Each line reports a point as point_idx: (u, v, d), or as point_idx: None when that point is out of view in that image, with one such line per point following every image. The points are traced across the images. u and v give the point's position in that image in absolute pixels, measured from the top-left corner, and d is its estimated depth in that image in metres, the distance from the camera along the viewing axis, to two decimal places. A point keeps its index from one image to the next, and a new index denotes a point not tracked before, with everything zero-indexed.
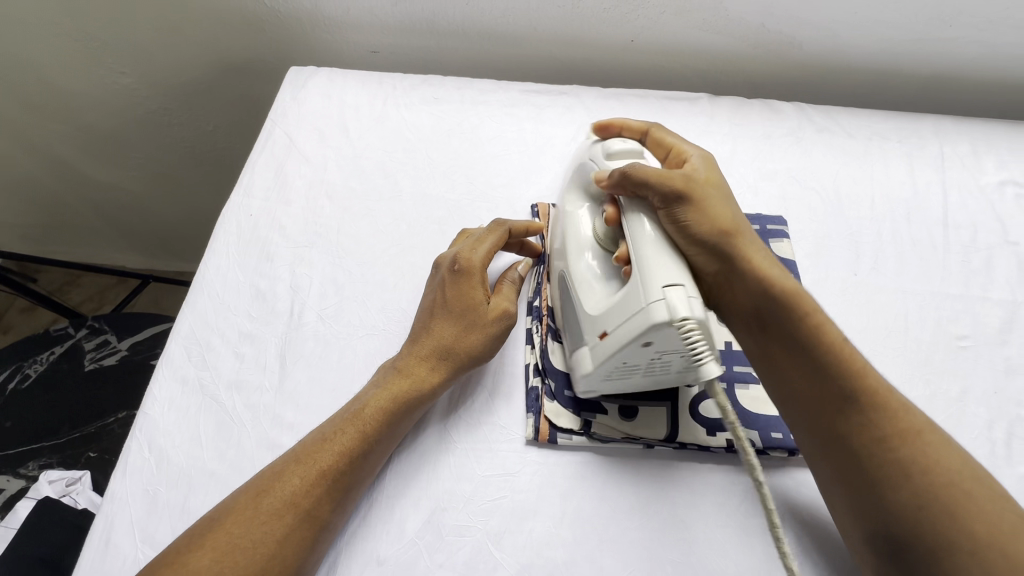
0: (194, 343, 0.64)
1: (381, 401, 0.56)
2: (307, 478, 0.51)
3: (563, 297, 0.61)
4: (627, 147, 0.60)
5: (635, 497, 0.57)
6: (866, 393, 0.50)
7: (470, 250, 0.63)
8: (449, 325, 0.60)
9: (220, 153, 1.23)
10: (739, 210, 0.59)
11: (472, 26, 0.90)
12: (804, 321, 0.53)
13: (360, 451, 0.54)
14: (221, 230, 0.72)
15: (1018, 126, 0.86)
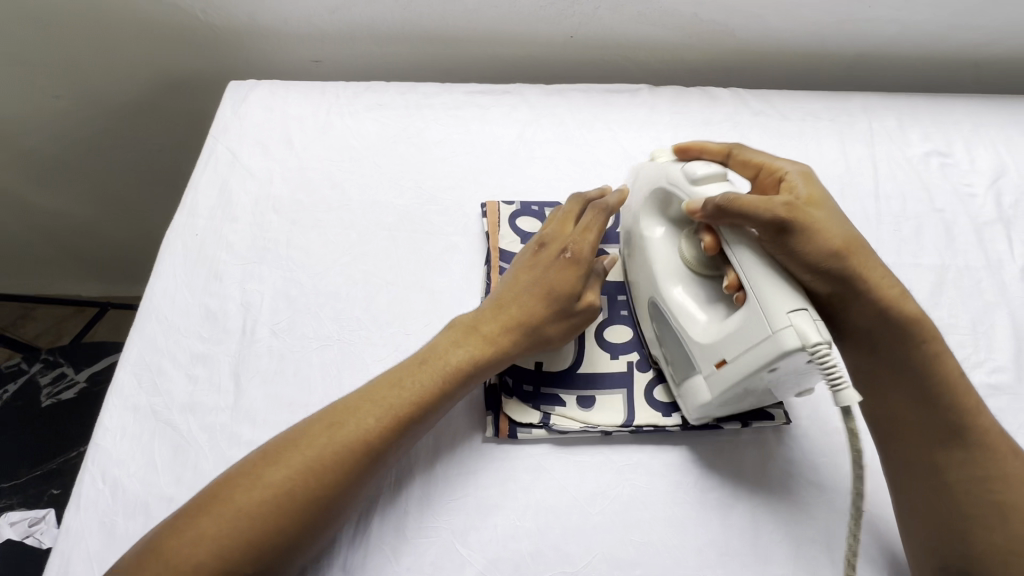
0: (144, 369, 0.63)
1: (456, 364, 0.56)
2: (378, 424, 0.51)
3: (662, 326, 0.61)
4: (714, 173, 0.56)
5: (595, 483, 0.58)
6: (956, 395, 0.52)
7: (581, 239, 0.62)
8: (540, 303, 0.59)
9: (168, 173, 1.19)
10: (850, 224, 0.55)
11: (413, 31, 0.91)
12: (917, 337, 0.53)
13: (429, 406, 0.54)
14: (166, 253, 0.70)
15: (940, 99, 0.90)
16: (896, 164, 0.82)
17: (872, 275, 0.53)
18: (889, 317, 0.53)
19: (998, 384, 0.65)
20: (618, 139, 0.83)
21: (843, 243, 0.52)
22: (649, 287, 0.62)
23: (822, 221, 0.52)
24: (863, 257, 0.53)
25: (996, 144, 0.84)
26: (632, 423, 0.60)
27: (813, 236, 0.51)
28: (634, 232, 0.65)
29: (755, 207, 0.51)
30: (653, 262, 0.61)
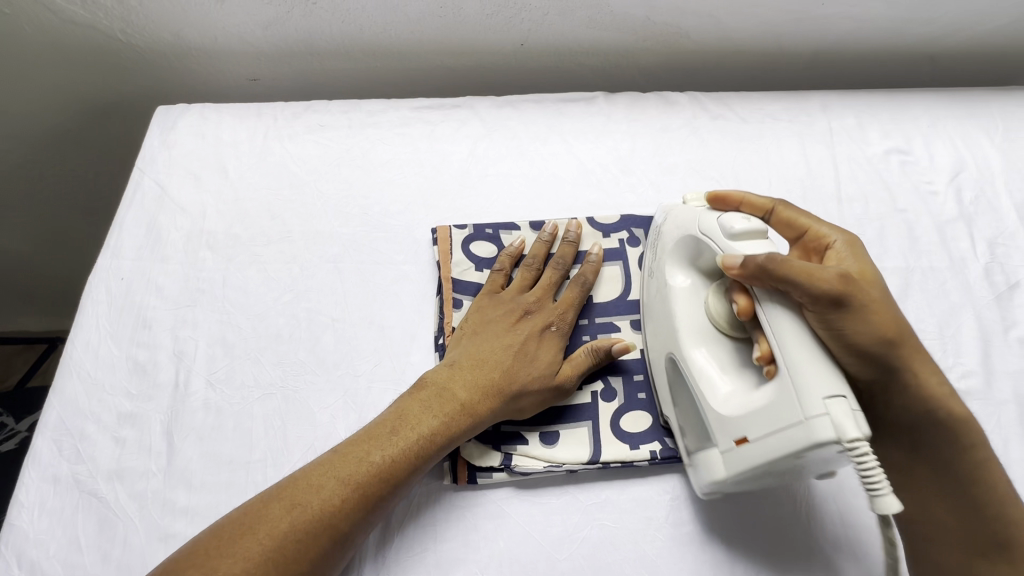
0: (65, 434, 0.57)
1: (432, 432, 0.53)
2: (347, 498, 0.48)
3: (678, 389, 0.56)
4: (755, 229, 0.52)
5: (562, 527, 0.55)
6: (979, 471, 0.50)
7: (563, 312, 0.63)
8: (521, 374, 0.57)
9: (104, 200, 1.11)
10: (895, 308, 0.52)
11: (354, 44, 0.86)
12: (955, 422, 0.50)
13: (405, 473, 0.51)
14: (88, 301, 0.65)
15: (896, 95, 0.89)
16: (857, 165, 0.81)
17: (916, 361, 0.50)
18: (925, 401, 0.50)
19: (967, 391, 0.64)
20: (573, 152, 0.80)
21: (895, 324, 0.49)
22: (666, 343, 0.58)
23: (875, 301, 0.48)
24: (911, 341, 0.50)
25: (955, 139, 0.83)
26: (598, 459, 0.57)
27: (865, 319, 0.47)
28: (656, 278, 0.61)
29: (808, 281, 0.46)
30: (671, 316, 0.58)
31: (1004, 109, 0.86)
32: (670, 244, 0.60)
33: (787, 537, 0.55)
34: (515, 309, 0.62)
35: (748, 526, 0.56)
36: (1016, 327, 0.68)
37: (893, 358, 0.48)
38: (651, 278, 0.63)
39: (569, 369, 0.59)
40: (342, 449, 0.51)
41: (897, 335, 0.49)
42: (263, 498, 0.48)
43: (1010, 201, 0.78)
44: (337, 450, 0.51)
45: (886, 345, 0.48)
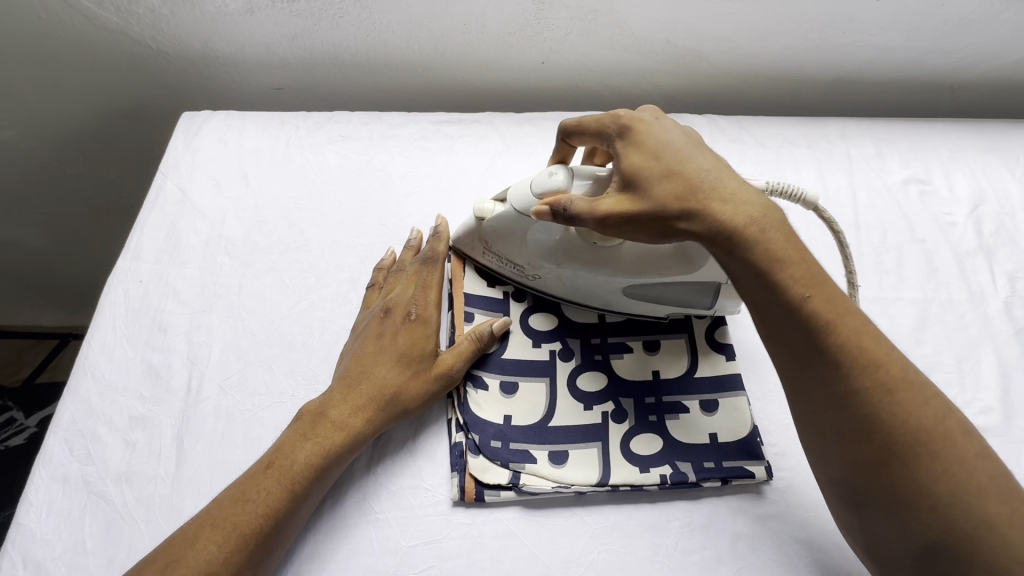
0: (77, 435, 0.57)
1: (314, 450, 0.54)
2: (225, 543, 0.48)
3: (649, 292, 0.63)
4: (562, 177, 0.57)
5: (569, 549, 0.54)
6: (819, 296, 0.47)
7: (423, 302, 0.62)
8: (390, 383, 0.58)
9: (125, 200, 1.13)
10: (683, 162, 0.51)
11: (377, 58, 0.87)
12: (766, 237, 0.48)
13: (284, 509, 0.51)
14: (107, 303, 0.65)
15: (916, 125, 0.89)
16: (875, 193, 0.80)
17: (713, 189, 0.50)
18: (739, 226, 0.48)
19: (988, 426, 0.62)
20: None
21: (668, 170, 0.51)
22: (614, 293, 0.64)
23: (640, 165, 0.52)
24: (693, 171, 0.51)
25: (975, 170, 0.83)
26: (608, 481, 0.57)
27: (646, 195, 0.51)
28: (538, 272, 0.65)
29: (586, 207, 0.54)
30: (596, 280, 0.63)
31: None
32: (506, 243, 0.64)
33: (798, 569, 0.54)
34: (374, 319, 0.62)
35: (759, 557, 0.55)
36: None
37: (695, 204, 0.50)
38: (539, 279, 0.66)
39: (446, 360, 0.60)
40: (225, 496, 0.51)
41: (679, 179, 0.51)
42: (141, 565, 0.47)
43: None
44: (214, 504, 0.51)
45: (676, 197, 0.50)
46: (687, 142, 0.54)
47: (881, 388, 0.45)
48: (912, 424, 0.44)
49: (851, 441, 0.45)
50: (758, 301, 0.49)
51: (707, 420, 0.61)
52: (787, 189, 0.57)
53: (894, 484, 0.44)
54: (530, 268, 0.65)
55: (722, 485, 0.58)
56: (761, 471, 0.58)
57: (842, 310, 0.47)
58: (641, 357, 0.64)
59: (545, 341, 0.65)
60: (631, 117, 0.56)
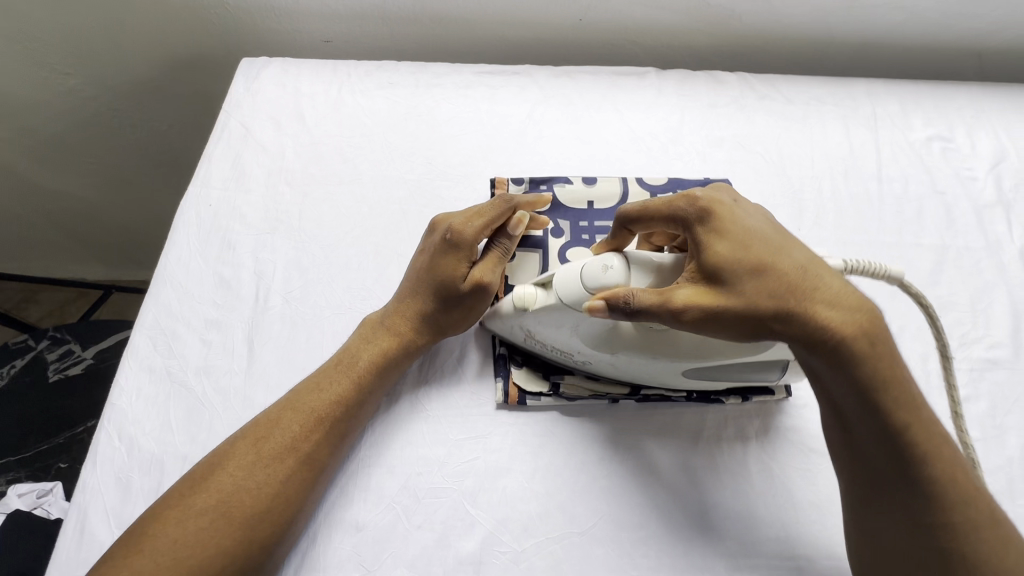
0: (159, 333, 0.64)
1: (375, 353, 0.60)
2: (305, 424, 0.55)
3: (713, 372, 0.57)
4: (617, 269, 0.53)
5: (603, 448, 0.60)
6: (919, 422, 0.46)
7: (463, 222, 0.61)
8: (422, 293, 0.62)
9: (177, 151, 1.20)
10: (784, 258, 0.49)
11: (423, 12, 0.91)
12: (875, 359, 0.46)
13: (355, 398, 0.57)
14: (181, 223, 0.71)
15: (942, 87, 0.91)
16: (898, 148, 0.84)
17: (816, 294, 0.47)
18: (847, 338, 0.46)
19: (997, 359, 0.67)
20: (625, 121, 0.84)
21: (762, 268, 0.49)
22: (671, 374, 0.58)
23: (728, 254, 0.49)
24: (789, 269, 0.49)
25: (997, 130, 0.86)
26: (640, 391, 0.62)
27: (735, 291, 0.48)
28: (586, 359, 0.59)
29: (655, 300, 0.50)
30: (651, 364, 0.57)
31: None
32: (549, 332, 0.59)
33: (813, 474, 0.59)
34: (426, 237, 0.65)
35: (778, 462, 0.60)
36: None
37: (794, 306, 0.47)
38: (592, 364, 0.60)
39: (478, 273, 0.61)
40: (300, 386, 0.58)
41: (774, 280, 0.48)
42: (234, 439, 0.54)
43: None
44: (292, 393, 0.57)
45: (772, 297, 0.48)
46: (775, 232, 0.52)
47: (973, 522, 0.46)
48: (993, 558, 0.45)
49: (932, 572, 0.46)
50: (853, 420, 0.48)
51: None
52: (870, 265, 0.55)
53: None
54: (578, 355, 0.59)
55: (744, 401, 0.62)
56: (781, 389, 0.63)
57: (938, 434, 0.47)
58: None
59: None
60: (710, 199, 0.53)
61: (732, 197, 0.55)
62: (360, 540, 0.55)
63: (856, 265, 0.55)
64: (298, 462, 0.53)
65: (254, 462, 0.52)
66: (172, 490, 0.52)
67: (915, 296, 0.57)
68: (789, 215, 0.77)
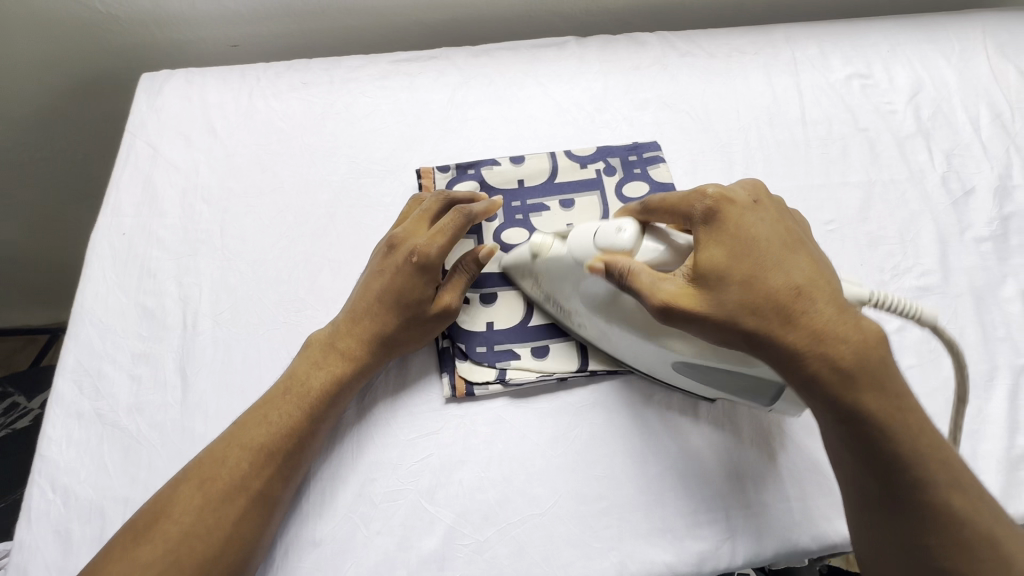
0: (84, 375, 0.61)
1: (327, 376, 0.57)
2: (254, 461, 0.52)
3: (697, 376, 0.56)
4: (631, 234, 0.52)
5: (556, 426, 0.59)
6: (908, 438, 0.45)
7: (427, 243, 0.59)
8: (385, 314, 0.59)
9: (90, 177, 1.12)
10: (775, 274, 0.47)
11: (328, 4, 0.88)
12: (858, 381, 0.45)
13: (307, 426, 0.55)
14: (94, 256, 0.68)
15: (858, 24, 0.92)
16: (820, 91, 0.84)
17: (801, 317, 0.46)
18: (826, 359, 0.45)
19: (927, 286, 0.69)
20: (549, 94, 0.83)
21: (750, 283, 0.47)
22: (658, 364, 0.57)
23: (721, 266, 0.48)
24: (780, 286, 0.47)
25: (913, 61, 0.87)
26: (587, 366, 0.61)
27: (718, 303, 0.47)
28: (582, 322, 0.60)
29: (650, 281, 0.49)
30: (642, 350, 0.57)
31: (959, 31, 0.89)
32: (556, 286, 0.59)
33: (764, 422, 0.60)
34: (384, 254, 0.62)
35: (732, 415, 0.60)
36: (971, 227, 0.73)
37: (777, 326, 0.46)
38: (583, 328, 0.60)
39: (445, 298, 0.60)
40: (244, 417, 0.55)
41: (762, 296, 0.47)
42: (177, 480, 0.52)
43: (966, 114, 0.82)
44: (237, 427, 0.55)
45: (756, 315, 0.46)
46: (783, 244, 0.49)
47: (957, 526, 0.45)
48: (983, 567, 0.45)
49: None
50: (836, 435, 0.48)
51: None
52: (896, 304, 0.51)
53: None
54: (575, 315, 0.60)
55: None
56: None
57: (935, 450, 0.46)
58: None
59: None
60: (722, 197, 0.50)
61: (753, 196, 0.52)
62: (319, 555, 0.54)
63: (881, 297, 0.51)
64: (250, 500, 0.51)
65: (203, 507, 0.50)
66: (114, 539, 0.49)
67: (949, 342, 0.53)
68: (719, 169, 0.77)
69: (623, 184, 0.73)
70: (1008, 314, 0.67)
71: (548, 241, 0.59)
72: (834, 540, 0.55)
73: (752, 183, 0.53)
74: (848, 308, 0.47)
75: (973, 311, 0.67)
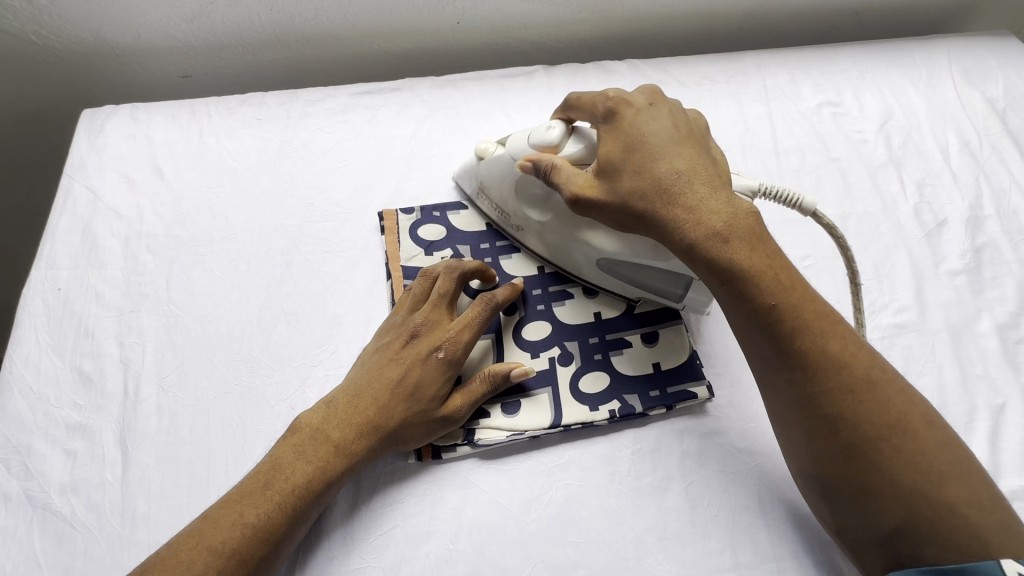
0: (12, 453, 0.55)
1: (314, 470, 0.52)
2: (223, 568, 0.46)
3: (616, 270, 0.62)
4: (557, 132, 0.59)
5: (528, 489, 0.56)
6: (781, 297, 0.49)
7: (454, 341, 0.58)
8: (399, 410, 0.55)
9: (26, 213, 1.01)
10: (656, 161, 0.53)
11: (286, 33, 0.84)
12: (732, 247, 0.50)
13: (285, 527, 0.50)
14: (25, 315, 0.62)
15: (827, 50, 0.91)
16: (791, 119, 0.83)
17: (677, 195, 0.52)
18: (701, 230, 0.50)
19: (905, 323, 0.68)
20: (517, 127, 0.80)
21: (634, 168, 0.54)
22: (584, 260, 0.63)
23: (613, 156, 0.55)
24: (662, 169, 0.53)
25: (882, 87, 0.86)
26: (560, 422, 0.58)
27: (612, 188, 0.54)
28: (521, 221, 0.66)
29: (569, 172, 0.57)
30: (568, 243, 0.63)
31: (926, 57, 0.89)
32: (498, 185, 0.66)
33: (744, 476, 0.58)
34: (407, 338, 0.58)
35: (711, 469, 0.58)
36: (946, 260, 0.72)
37: (658, 204, 0.52)
38: (522, 229, 0.67)
39: (457, 402, 0.56)
40: (213, 512, 0.49)
41: (644, 182, 0.53)
42: None
43: (936, 142, 0.81)
44: (202, 520, 0.49)
45: (639, 198, 0.53)
46: (673, 139, 0.55)
47: (844, 381, 0.48)
48: (874, 419, 0.47)
49: (822, 439, 0.48)
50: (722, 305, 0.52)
51: (649, 350, 0.63)
52: (783, 194, 0.58)
53: (862, 473, 0.47)
54: (514, 217, 0.67)
55: (668, 411, 0.60)
56: (703, 390, 0.60)
57: (810, 307, 0.50)
58: (582, 301, 0.66)
59: None
60: (621, 102, 0.57)
61: (649, 100, 0.58)
62: None
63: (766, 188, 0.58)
64: None
65: None
66: None
67: (829, 225, 0.59)
68: None
69: None
70: (985, 350, 0.66)
71: (491, 147, 0.68)
72: None
73: (651, 89, 0.59)
74: (722, 186, 0.52)
75: (950, 347, 0.66)
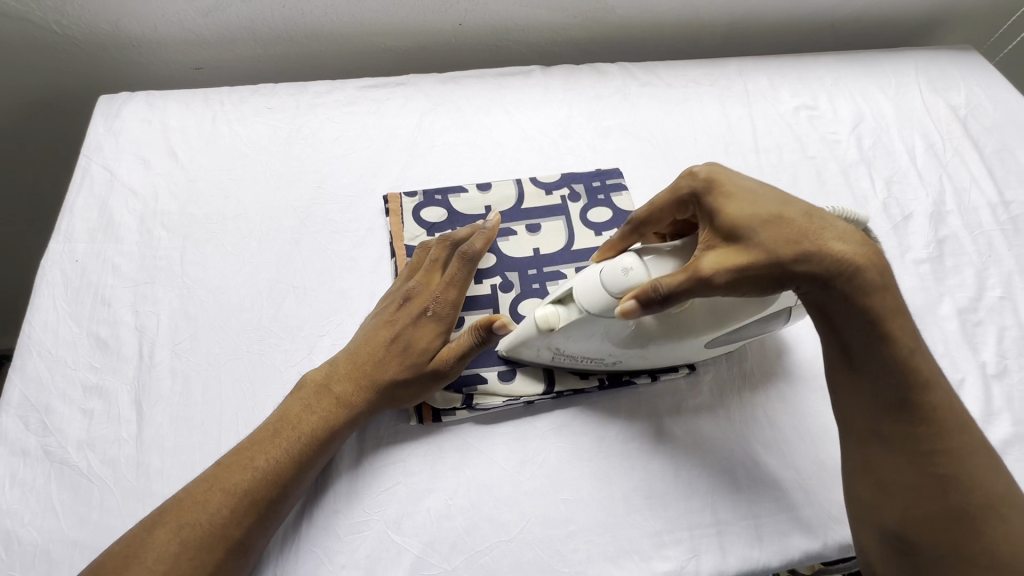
0: (31, 411, 0.58)
1: (319, 419, 0.55)
2: (236, 508, 0.50)
3: (727, 339, 0.60)
4: (639, 267, 0.50)
5: (523, 451, 0.60)
6: (912, 363, 0.50)
7: (439, 300, 0.60)
8: (392, 366, 0.58)
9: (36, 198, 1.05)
10: (784, 212, 0.49)
11: (297, 29, 0.88)
12: (881, 291, 0.48)
13: (292, 474, 0.53)
14: (43, 284, 0.65)
15: (804, 58, 0.98)
16: (770, 120, 0.89)
17: (826, 236, 0.48)
18: (862, 269, 0.48)
19: None
20: (514, 121, 0.85)
21: (768, 221, 0.48)
22: (692, 350, 0.60)
23: (739, 214, 0.49)
24: (797, 217, 0.48)
25: (855, 93, 0.93)
26: (553, 389, 0.62)
27: (755, 245, 0.47)
28: (616, 360, 0.59)
29: (682, 276, 0.48)
30: (679, 347, 0.58)
31: (895, 67, 0.96)
32: (579, 343, 0.57)
33: (724, 441, 0.62)
34: (400, 302, 0.61)
35: (693, 435, 0.62)
36: (911, 250, 0.78)
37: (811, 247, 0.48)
38: (617, 362, 0.60)
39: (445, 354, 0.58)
40: (227, 459, 0.53)
41: (787, 230, 0.48)
42: (146, 524, 0.49)
43: (903, 144, 0.88)
44: (216, 466, 0.52)
45: (789, 245, 0.47)
46: (775, 191, 0.51)
47: (962, 447, 0.50)
48: (984, 491, 0.49)
49: (928, 500, 0.49)
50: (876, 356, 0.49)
51: None
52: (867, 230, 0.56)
53: (960, 539, 0.48)
54: (608, 357, 0.59)
55: (654, 381, 0.64)
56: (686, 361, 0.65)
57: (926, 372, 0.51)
58: None
59: (484, 278, 0.69)
60: (711, 172, 0.53)
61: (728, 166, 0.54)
62: None
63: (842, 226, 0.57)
64: (226, 548, 0.49)
65: (179, 556, 0.47)
66: None
67: None
68: None
69: (587, 210, 0.75)
70: (946, 331, 0.72)
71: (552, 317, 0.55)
72: (794, 553, 0.57)
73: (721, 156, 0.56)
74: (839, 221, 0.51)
75: None
